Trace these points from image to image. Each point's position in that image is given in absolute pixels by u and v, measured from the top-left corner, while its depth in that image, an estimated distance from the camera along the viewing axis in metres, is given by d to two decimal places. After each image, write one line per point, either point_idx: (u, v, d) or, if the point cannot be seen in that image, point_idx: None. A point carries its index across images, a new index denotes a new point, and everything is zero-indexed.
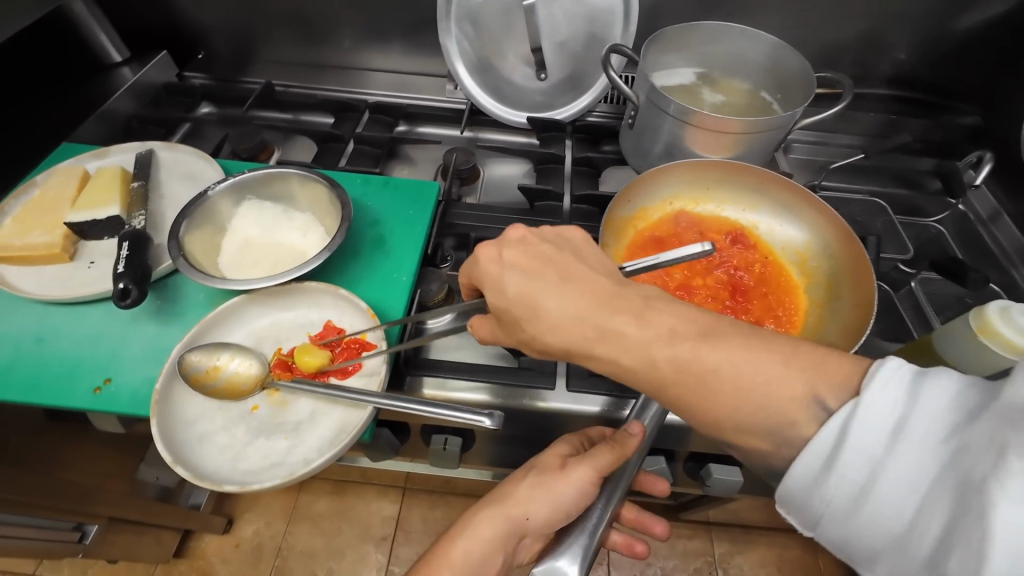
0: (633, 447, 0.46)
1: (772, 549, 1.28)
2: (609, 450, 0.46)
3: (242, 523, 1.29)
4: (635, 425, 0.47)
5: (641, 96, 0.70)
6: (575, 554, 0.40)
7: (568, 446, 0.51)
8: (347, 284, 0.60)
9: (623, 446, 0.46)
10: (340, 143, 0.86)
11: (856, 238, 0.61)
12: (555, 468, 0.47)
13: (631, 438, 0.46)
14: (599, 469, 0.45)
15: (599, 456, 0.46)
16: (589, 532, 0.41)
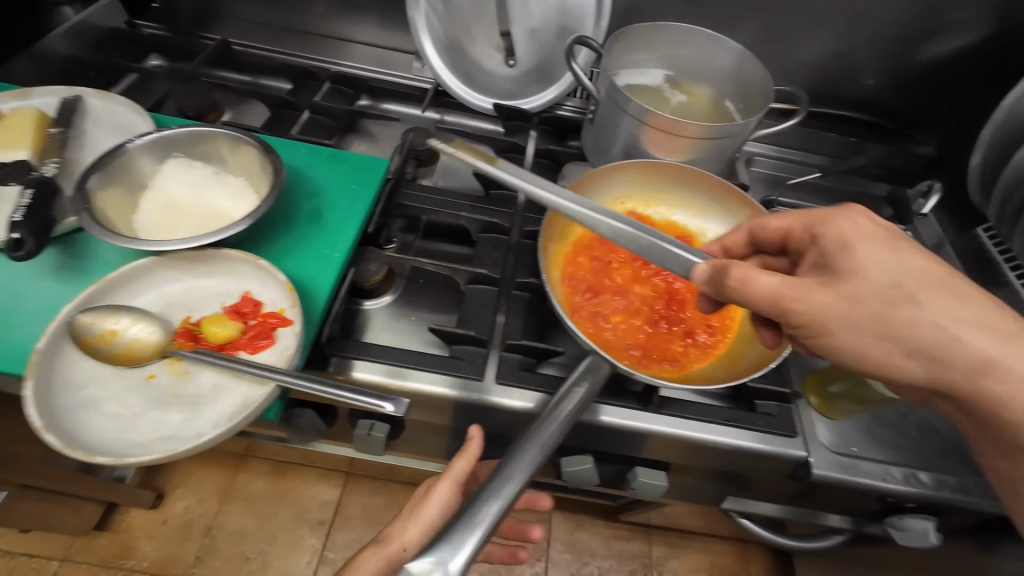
0: (476, 447, 0.52)
1: (707, 555, 1.30)
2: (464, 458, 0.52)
3: (172, 500, 1.24)
4: (476, 429, 0.53)
5: (602, 91, 0.69)
6: (458, 547, 0.36)
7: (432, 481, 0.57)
8: (275, 256, 0.57)
9: (470, 448, 0.52)
10: (294, 111, 0.82)
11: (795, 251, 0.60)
12: (415, 501, 0.52)
13: (473, 441, 0.52)
14: (456, 477, 0.51)
15: (456, 468, 0.51)
16: (479, 525, 0.37)
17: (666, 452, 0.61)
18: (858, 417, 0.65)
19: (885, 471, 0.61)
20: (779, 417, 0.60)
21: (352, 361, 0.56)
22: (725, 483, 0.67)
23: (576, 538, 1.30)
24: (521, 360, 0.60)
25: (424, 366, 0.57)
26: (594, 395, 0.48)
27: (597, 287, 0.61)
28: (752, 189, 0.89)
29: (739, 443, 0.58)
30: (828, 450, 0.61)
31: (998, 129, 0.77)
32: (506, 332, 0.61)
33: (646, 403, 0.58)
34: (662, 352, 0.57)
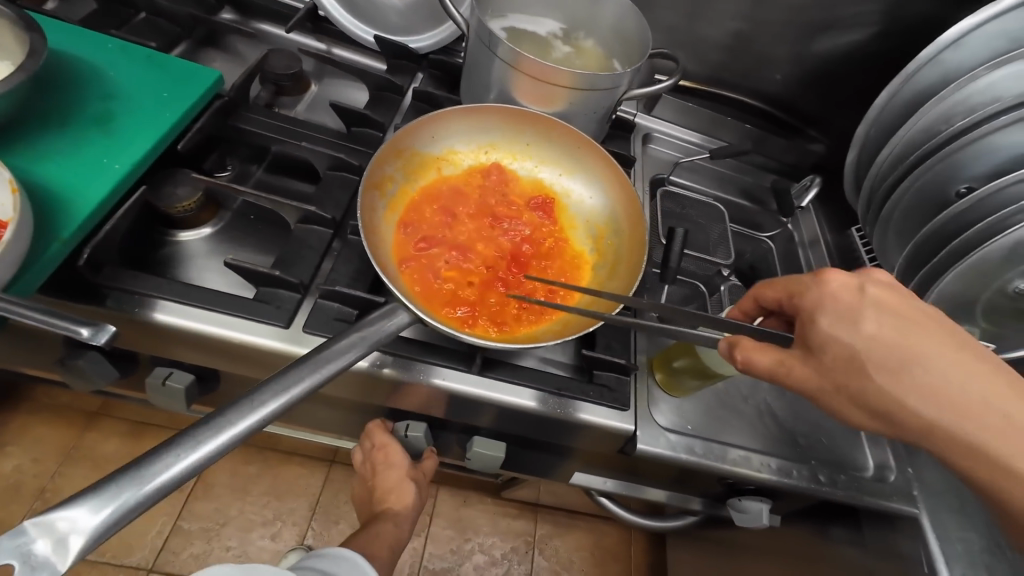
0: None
1: (590, 534, 1.31)
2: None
3: (1, 459, 1.08)
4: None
5: (473, 27, 0.62)
6: (105, 502, 0.29)
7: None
8: (30, 159, 0.47)
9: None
10: (128, 9, 0.69)
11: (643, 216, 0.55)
12: None
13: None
14: None
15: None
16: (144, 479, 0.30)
17: (500, 420, 0.57)
18: (700, 397, 0.64)
19: (717, 450, 0.60)
20: (614, 390, 0.57)
21: (150, 300, 0.48)
22: (567, 457, 0.66)
23: (462, 514, 1.27)
24: (339, 309, 0.53)
25: (219, 308, 0.50)
26: (378, 347, 0.42)
27: (434, 238, 0.56)
28: (645, 166, 0.87)
29: (570, 414, 0.55)
30: (661, 428, 0.59)
31: (872, 128, 0.76)
32: (328, 278, 0.54)
33: (471, 364, 0.53)
34: (489, 312, 0.53)
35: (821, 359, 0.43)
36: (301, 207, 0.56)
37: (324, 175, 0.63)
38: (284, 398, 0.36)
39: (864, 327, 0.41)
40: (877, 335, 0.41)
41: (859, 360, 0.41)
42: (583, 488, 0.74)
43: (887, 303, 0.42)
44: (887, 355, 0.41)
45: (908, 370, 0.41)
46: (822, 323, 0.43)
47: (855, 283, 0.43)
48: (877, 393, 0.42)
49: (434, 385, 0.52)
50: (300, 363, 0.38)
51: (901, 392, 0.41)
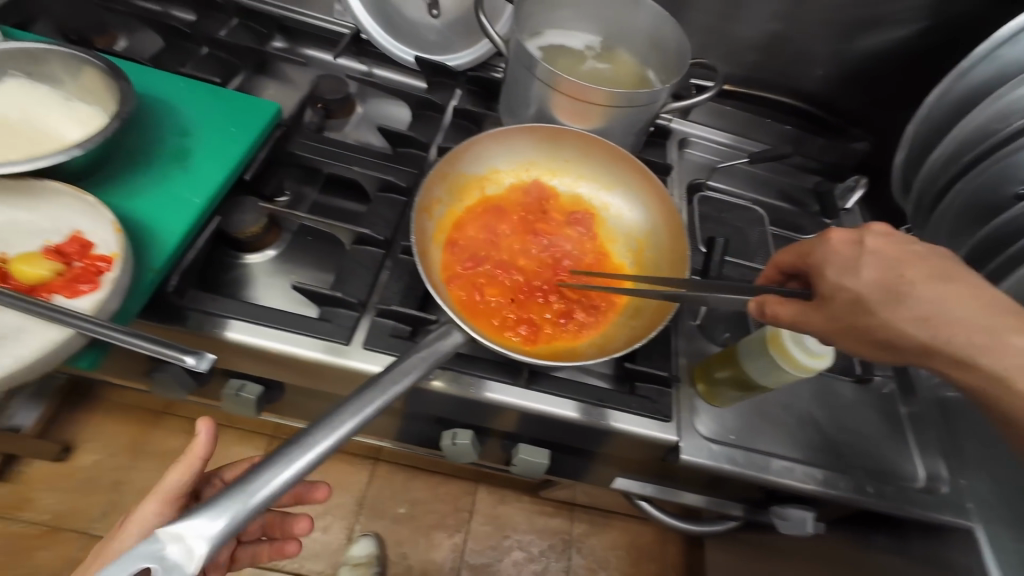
0: (201, 445, 0.49)
1: (626, 534, 1.32)
2: (178, 466, 0.49)
3: (81, 453, 1.17)
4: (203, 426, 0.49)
5: (511, 47, 0.64)
6: (220, 513, 0.34)
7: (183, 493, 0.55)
8: (121, 196, 0.52)
9: (190, 452, 0.50)
10: (191, 43, 0.75)
11: (683, 232, 0.56)
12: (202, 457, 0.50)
13: (197, 436, 0.49)
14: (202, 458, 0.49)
15: (166, 478, 0.49)
16: (250, 493, 0.35)
17: (544, 429, 0.59)
18: (742, 406, 0.64)
19: (758, 460, 0.60)
20: (655, 401, 0.58)
21: (219, 319, 0.52)
22: (607, 463, 0.68)
23: (499, 511, 1.30)
24: (393, 326, 0.56)
25: (283, 326, 0.54)
26: (438, 366, 0.45)
27: (478, 256, 0.58)
28: (681, 172, 0.87)
29: (614, 424, 0.56)
30: (703, 438, 0.60)
31: (920, 126, 0.72)
32: (382, 296, 0.57)
33: (516, 377, 0.56)
34: (533, 328, 0.55)
35: (831, 304, 0.43)
36: (355, 229, 0.60)
37: (375, 197, 0.66)
38: (361, 418, 0.39)
39: (864, 274, 0.41)
40: (879, 279, 0.41)
41: (863, 303, 0.41)
42: (624, 493, 0.75)
43: (889, 253, 0.42)
44: (887, 294, 0.40)
45: (899, 304, 0.40)
46: (827, 274, 0.43)
47: (854, 238, 0.43)
48: (882, 328, 0.41)
49: (483, 398, 0.55)
50: (372, 385, 0.41)
51: (891, 324, 0.41)
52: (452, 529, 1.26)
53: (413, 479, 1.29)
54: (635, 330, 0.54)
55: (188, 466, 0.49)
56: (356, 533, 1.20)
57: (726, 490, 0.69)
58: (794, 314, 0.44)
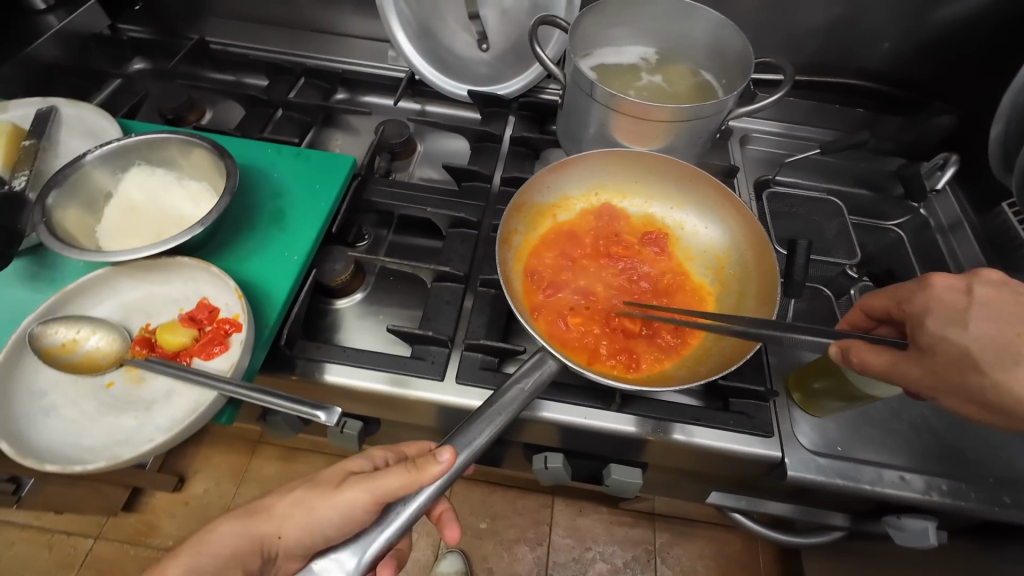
0: (434, 475, 0.41)
1: (712, 543, 1.26)
2: (402, 475, 0.42)
3: (193, 483, 1.28)
4: (447, 449, 0.42)
5: (568, 75, 0.65)
6: (361, 548, 0.41)
7: (362, 462, 0.49)
8: (234, 261, 0.59)
9: (420, 472, 0.41)
10: (267, 108, 0.81)
11: (770, 246, 0.56)
12: (333, 483, 0.46)
13: (435, 465, 0.41)
14: (379, 489, 0.43)
15: (384, 480, 0.42)
16: (383, 530, 0.41)
17: (639, 450, 0.59)
18: (844, 415, 0.61)
19: (870, 472, 0.57)
20: (754, 417, 0.57)
21: (320, 363, 0.56)
22: (702, 480, 0.66)
23: (578, 523, 1.27)
24: (483, 359, 0.58)
25: (376, 366, 0.56)
26: (539, 392, 0.46)
27: (558, 283, 0.60)
28: (747, 170, 0.84)
29: (711, 443, 0.55)
30: (808, 451, 0.57)
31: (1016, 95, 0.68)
32: (469, 331, 0.60)
33: (608, 402, 0.56)
34: (620, 353, 0.56)
35: (928, 359, 0.41)
36: (436, 268, 0.62)
37: (447, 233, 0.68)
38: (470, 450, 0.43)
39: (975, 328, 0.39)
40: (994, 335, 0.39)
41: (972, 359, 0.39)
42: (714, 507, 0.76)
43: (1004, 307, 0.40)
44: (1001, 353, 0.38)
45: (1009, 365, 0.38)
46: (928, 324, 0.42)
47: (962, 286, 0.42)
48: (994, 387, 0.38)
49: (572, 424, 0.56)
50: (477, 416, 0.44)
51: (1009, 385, 0.38)
52: (533, 542, 1.25)
53: (490, 495, 1.30)
54: (726, 352, 0.54)
55: (402, 487, 0.42)
56: (441, 550, 1.22)
57: (814, 500, 0.65)
58: (888, 365, 0.42)
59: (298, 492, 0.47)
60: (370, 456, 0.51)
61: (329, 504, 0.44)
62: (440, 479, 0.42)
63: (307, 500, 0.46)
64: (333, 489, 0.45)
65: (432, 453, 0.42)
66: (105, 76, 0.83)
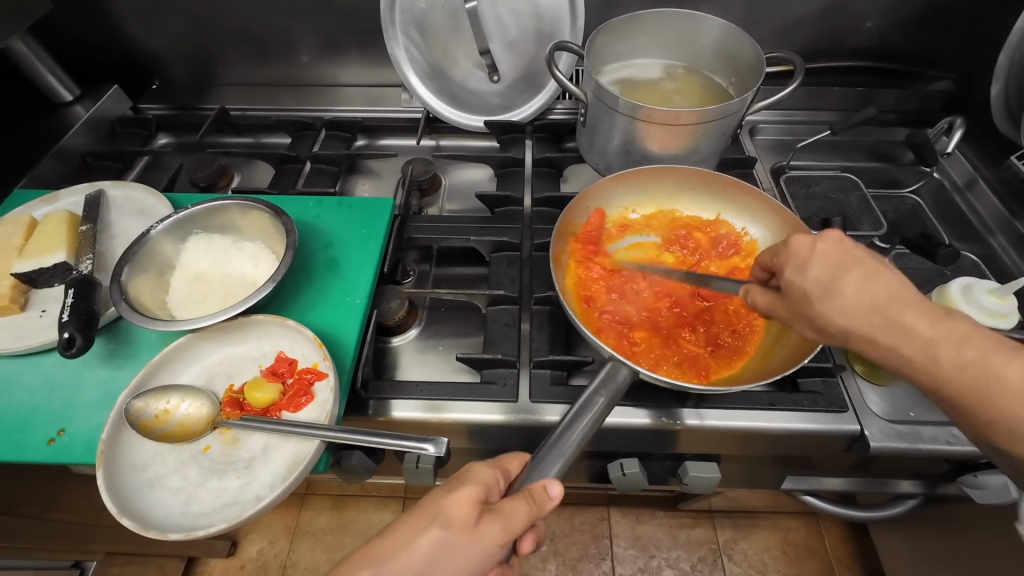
0: (550, 508, 0.43)
1: (776, 532, 1.24)
2: (524, 507, 0.42)
3: (245, 545, 1.23)
4: (555, 483, 0.43)
5: (589, 93, 0.68)
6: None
7: (480, 488, 0.43)
8: (300, 311, 0.62)
9: (540, 505, 0.43)
10: (296, 163, 0.84)
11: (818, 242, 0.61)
12: (465, 521, 0.40)
13: (549, 498, 0.43)
14: (510, 531, 0.41)
15: (513, 515, 0.41)
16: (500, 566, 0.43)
17: (722, 443, 0.60)
18: (909, 380, 0.62)
19: (948, 433, 0.57)
20: (825, 394, 0.59)
21: (389, 402, 0.57)
22: (779, 464, 0.66)
23: (639, 531, 1.25)
24: (551, 374, 0.59)
25: (437, 395, 0.57)
26: (615, 401, 0.48)
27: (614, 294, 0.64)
28: (761, 160, 0.87)
29: (789, 425, 0.57)
30: (882, 418, 0.58)
31: (1016, 53, 0.71)
32: (533, 350, 0.61)
33: (682, 401, 0.58)
34: (687, 356, 0.58)
35: (787, 296, 0.43)
36: (491, 293, 0.63)
37: (491, 258, 0.70)
38: (562, 461, 0.45)
39: (810, 273, 0.41)
40: (823, 278, 0.41)
41: (802, 297, 0.42)
42: (786, 492, 0.75)
43: (836, 255, 0.41)
44: (826, 289, 0.40)
45: (829, 300, 0.40)
46: (784, 271, 0.43)
47: (811, 239, 0.42)
48: (826, 320, 0.41)
49: (652, 425, 0.57)
50: (566, 424, 0.46)
51: (827, 316, 0.41)
52: (597, 559, 1.21)
53: (546, 515, 1.27)
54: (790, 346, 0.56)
55: (528, 518, 0.42)
56: None
57: (883, 471, 0.65)
58: (768, 304, 0.45)
59: (428, 531, 0.41)
60: (480, 476, 0.44)
61: (470, 547, 0.40)
62: (552, 506, 0.44)
63: (444, 544, 0.40)
64: (470, 528, 0.40)
65: (542, 484, 0.43)
66: (134, 155, 0.86)
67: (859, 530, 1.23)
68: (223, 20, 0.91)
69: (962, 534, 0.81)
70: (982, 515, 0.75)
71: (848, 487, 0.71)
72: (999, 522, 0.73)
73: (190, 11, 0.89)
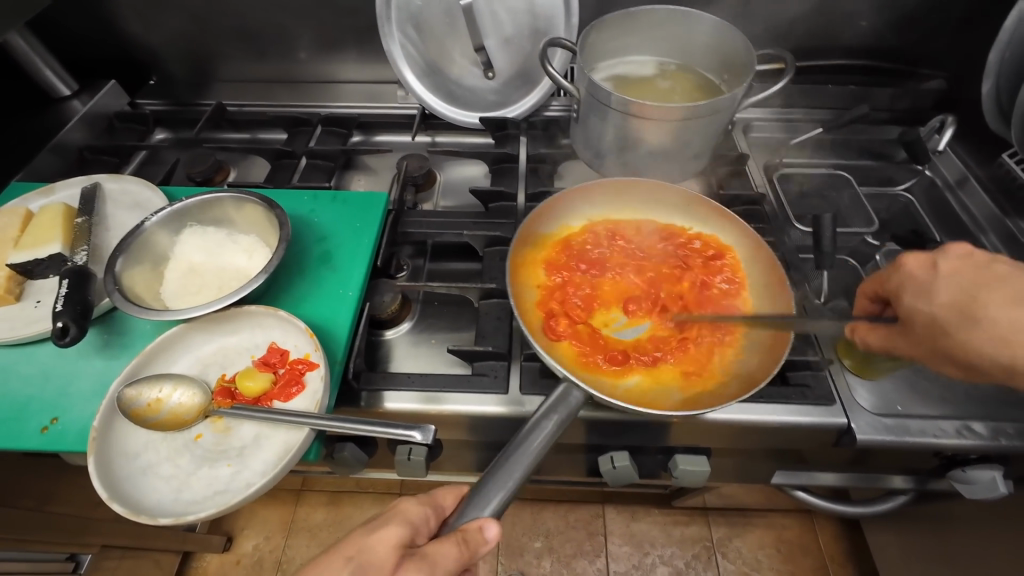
0: (485, 549, 0.43)
1: (770, 530, 1.24)
2: (455, 546, 0.42)
3: (241, 540, 1.23)
4: (492, 523, 0.42)
5: (582, 89, 0.69)
6: None
7: (406, 529, 0.44)
8: (293, 303, 0.63)
9: (474, 545, 0.42)
10: (292, 158, 0.85)
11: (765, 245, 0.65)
12: (384, 563, 0.41)
13: (484, 537, 0.42)
14: (435, 571, 0.41)
15: (440, 553, 0.41)
16: None
17: (712, 436, 0.60)
18: (898, 373, 0.63)
19: (936, 426, 0.58)
20: (814, 387, 0.59)
21: (382, 393, 0.57)
22: (769, 458, 0.66)
23: (634, 529, 1.25)
24: (542, 366, 0.60)
25: (430, 386, 0.58)
26: (569, 423, 0.48)
27: (577, 302, 0.65)
28: (754, 157, 0.87)
29: (777, 418, 0.57)
30: (871, 413, 0.59)
31: (1006, 52, 0.71)
32: (525, 342, 0.61)
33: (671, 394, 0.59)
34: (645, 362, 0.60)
35: (911, 329, 0.49)
36: (484, 286, 0.64)
37: (484, 252, 0.70)
38: (494, 502, 0.43)
39: (937, 296, 0.47)
40: (955, 298, 0.46)
41: (937, 322, 0.47)
42: (777, 487, 0.75)
43: (964, 272, 0.48)
44: (963, 315, 0.45)
45: (973, 324, 0.45)
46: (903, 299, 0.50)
47: (927, 262, 0.50)
48: (958, 348, 0.46)
49: (642, 418, 0.58)
50: (501, 461, 0.44)
51: (972, 340, 0.45)
52: (592, 555, 1.22)
53: (541, 512, 1.28)
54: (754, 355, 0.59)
55: (458, 561, 0.42)
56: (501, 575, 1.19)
57: (873, 466, 0.65)
58: (883, 341, 0.50)
59: (344, 575, 0.41)
60: (408, 515, 0.46)
61: None
62: (488, 547, 0.43)
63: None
64: (389, 573, 0.41)
65: (479, 526, 0.42)
66: (132, 149, 0.87)
67: (852, 528, 1.23)
68: (221, 16, 0.91)
69: (953, 530, 0.81)
70: (972, 511, 0.75)
71: (839, 483, 0.72)
72: (989, 517, 0.74)
73: (188, 7, 0.90)
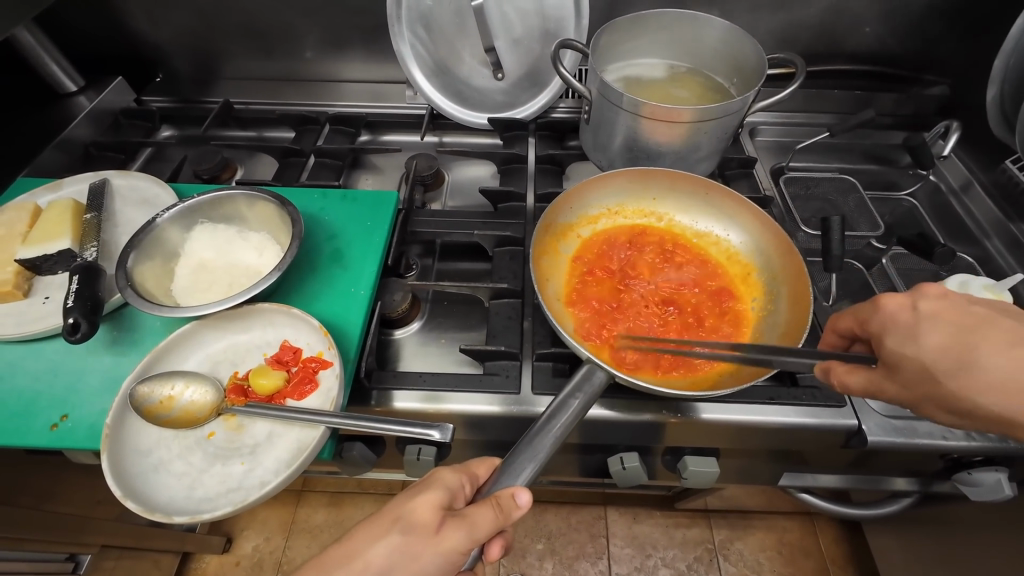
0: (516, 518, 0.43)
1: (772, 532, 1.24)
2: (490, 513, 0.42)
3: (241, 541, 1.22)
4: (524, 491, 0.43)
5: (593, 91, 0.69)
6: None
7: (444, 493, 0.43)
8: (304, 301, 0.62)
9: (507, 515, 0.42)
10: (300, 157, 0.84)
11: (790, 242, 0.63)
12: (428, 527, 0.41)
13: (517, 507, 0.42)
14: (475, 536, 0.41)
15: (477, 521, 0.41)
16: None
17: (721, 436, 0.60)
18: None
19: (944, 428, 0.58)
20: (823, 388, 0.60)
21: (392, 392, 0.57)
22: (777, 460, 0.67)
23: (636, 531, 1.25)
24: (553, 366, 0.60)
25: (440, 385, 0.58)
26: (592, 405, 0.47)
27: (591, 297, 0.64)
28: (761, 160, 0.88)
29: (787, 419, 0.58)
30: (881, 415, 0.59)
31: (1011, 59, 0.72)
32: (536, 342, 0.61)
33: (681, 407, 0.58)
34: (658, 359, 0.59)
35: (898, 373, 0.42)
36: (494, 286, 0.64)
37: (494, 252, 0.70)
38: (531, 468, 0.44)
39: (924, 341, 0.41)
40: (943, 345, 0.41)
41: (930, 373, 0.41)
42: (783, 488, 0.75)
43: (947, 316, 0.41)
44: (955, 361, 0.40)
45: (969, 373, 0.40)
46: (885, 342, 0.43)
47: (908, 301, 0.43)
48: (955, 400, 0.40)
49: (653, 419, 0.58)
50: (534, 431, 0.45)
51: (964, 394, 0.40)
52: (593, 557, 1.22)
53: (543, 514, 1.28)
54: None
55: (493, 527, 0.42)
56: None
57: (879, 467, 0.65)
58: (865, 384, 0.43)
59: (390, 538, 0.40)
60: (446, 482, 0.44)
61: (431, 554, 0.40)
62: (520, 515, 0.43)
63: (405, 550, 0.40)
64: (433, 534, 0.40)
65: (512, 493, 0.43)
66: (138, 146, 0.86)
67: (853, 530, 1.24)
68: (229, 14, 0.91)
69: (955, 532, 0.82)
70: (976, 514, 0.76)
71: (845, 485, 0.72)
72: (993, 520, 0.74)
73: (196, 4, 0.90)
